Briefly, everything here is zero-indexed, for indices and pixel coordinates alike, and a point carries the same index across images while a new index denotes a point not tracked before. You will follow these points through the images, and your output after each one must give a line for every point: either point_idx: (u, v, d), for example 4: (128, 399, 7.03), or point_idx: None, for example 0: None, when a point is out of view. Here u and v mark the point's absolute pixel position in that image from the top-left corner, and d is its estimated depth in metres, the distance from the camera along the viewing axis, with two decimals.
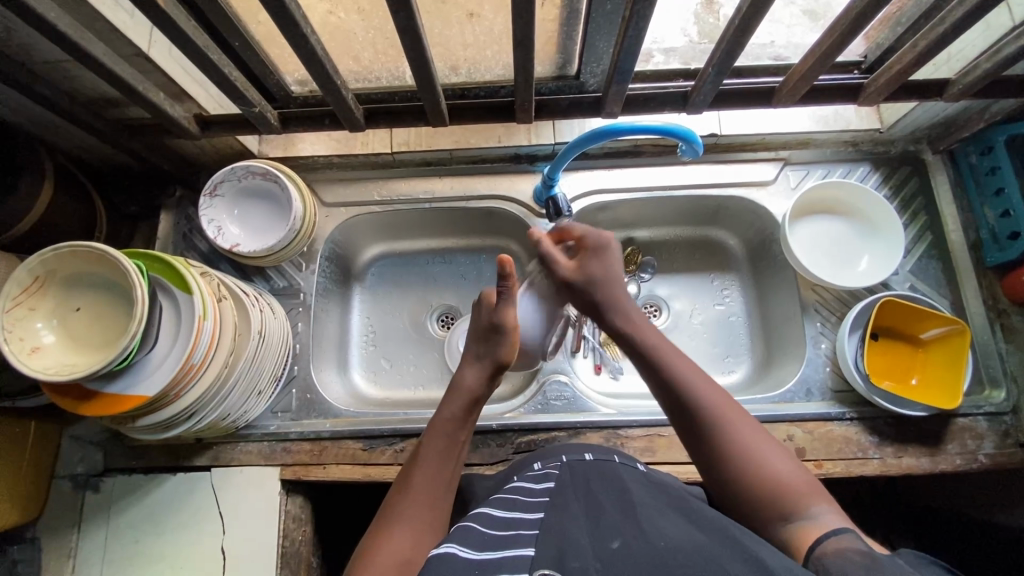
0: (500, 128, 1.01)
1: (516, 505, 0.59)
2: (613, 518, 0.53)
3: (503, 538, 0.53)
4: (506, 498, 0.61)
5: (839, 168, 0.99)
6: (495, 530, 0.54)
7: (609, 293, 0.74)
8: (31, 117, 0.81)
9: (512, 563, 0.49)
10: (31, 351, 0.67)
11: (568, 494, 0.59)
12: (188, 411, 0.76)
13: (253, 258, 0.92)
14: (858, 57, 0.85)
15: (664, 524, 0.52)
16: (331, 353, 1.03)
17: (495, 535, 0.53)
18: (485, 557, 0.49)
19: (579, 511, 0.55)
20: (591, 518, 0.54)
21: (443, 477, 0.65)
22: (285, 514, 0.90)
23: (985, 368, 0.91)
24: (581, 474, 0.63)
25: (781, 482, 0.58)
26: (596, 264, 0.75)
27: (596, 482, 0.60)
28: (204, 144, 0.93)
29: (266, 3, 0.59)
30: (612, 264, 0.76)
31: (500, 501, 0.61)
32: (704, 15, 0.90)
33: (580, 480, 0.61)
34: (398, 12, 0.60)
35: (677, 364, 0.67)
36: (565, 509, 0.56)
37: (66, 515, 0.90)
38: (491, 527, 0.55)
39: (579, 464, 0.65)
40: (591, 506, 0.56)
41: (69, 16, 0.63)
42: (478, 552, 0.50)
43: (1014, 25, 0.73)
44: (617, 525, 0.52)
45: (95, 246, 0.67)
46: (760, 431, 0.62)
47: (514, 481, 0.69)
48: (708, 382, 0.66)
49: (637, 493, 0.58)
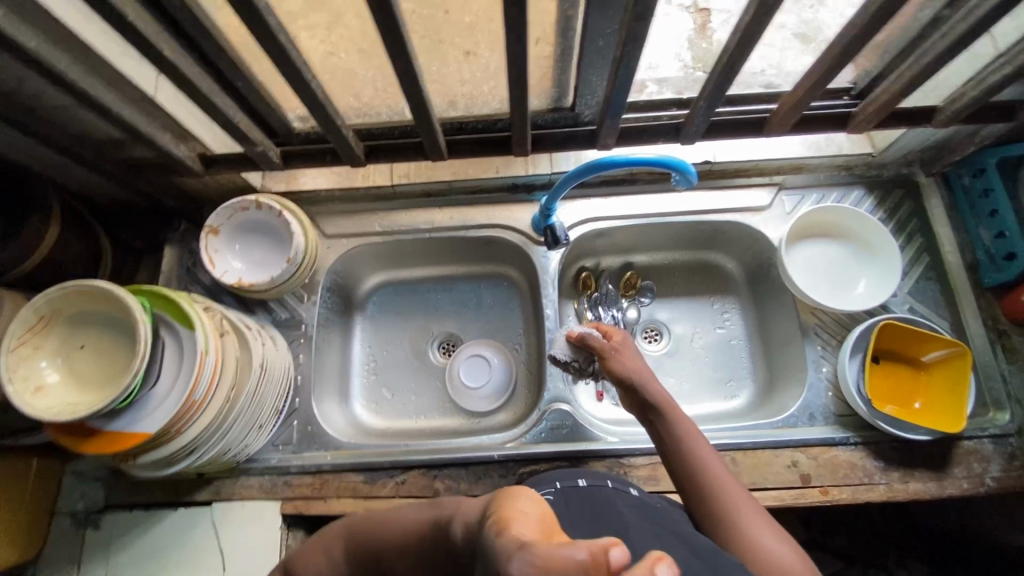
0: (498, 158, 1.03)
1: None
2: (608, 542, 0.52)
3: None
4: None
5: (833, 192, 1.00)
6: None
7: (645, 374, 0.78)
8: (38, 158, 0.83)
9: None
10: (35, 390, 0.68)
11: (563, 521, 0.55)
12: (188, 446, 0.76)
13: (257, 291, 0.93)
14: (848, 84, 0.87)
15: (658, 549, 0.52)
16: (332, 384, 1.03)
17: None
18: None
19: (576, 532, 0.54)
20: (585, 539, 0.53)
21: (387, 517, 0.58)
22: (286, 549, 0.89)
23: (988, 390, 0.90)
24: (575, 497, 0.61)
25: (772, 563, 0.60)
26: (627, 362, 0.80)
27: (591, 507, 0.59)
28: (208, 181, 0.96)
29: (267, 51, 0.61)
30: (637, 357, 0.82)
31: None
32: (697, 40, 0.90)
33: (574, 501, 0.59)
34: (396, 57, 0.63)
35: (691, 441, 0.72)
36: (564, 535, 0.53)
37: (67, 553, 0.89)
38: None
39: (574, 490, 0.62)
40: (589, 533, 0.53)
41: (77, 64, 0.65)
42: None
43: (999, 53, 0.74)
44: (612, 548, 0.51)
45: (100, 285, 0.68)
46: (764, 516, 0.66)
47: None
48: (715, 458, 0.71)
49: (632, 520, 0.57)
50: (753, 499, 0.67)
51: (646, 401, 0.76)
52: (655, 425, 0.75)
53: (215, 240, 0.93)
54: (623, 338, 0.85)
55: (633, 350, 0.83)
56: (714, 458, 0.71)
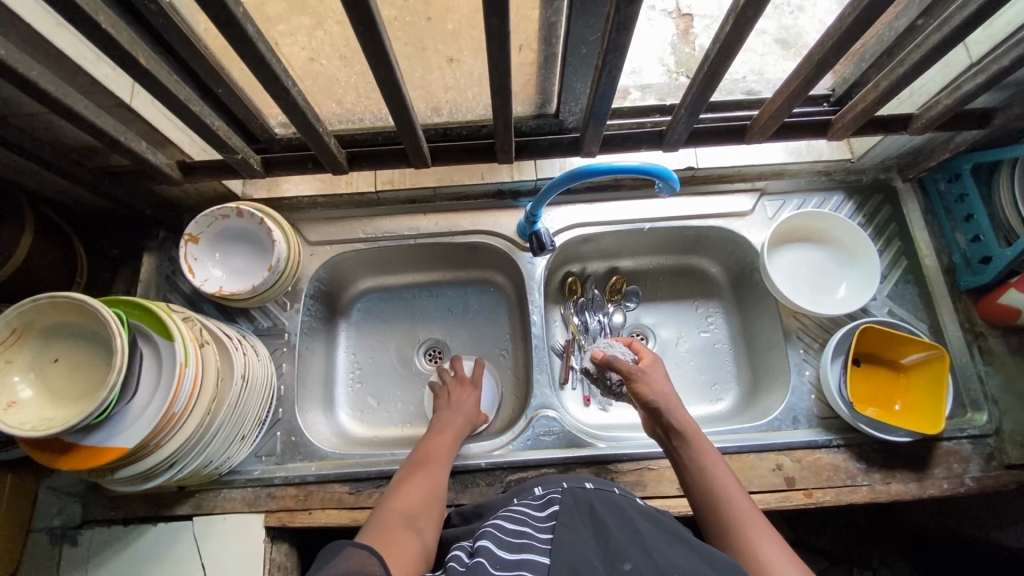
0: (484, 165, 1.02)
1: (525, 523, 0.60)
2: (620, 541, 0.54)
3: (518, 544, 0.55)
4: (512, 515, 0.62)
5: (813, 198, 1.02)
6: (510, 538, 0.56)
7: (668, 400, 0.79)
8: (11, 167, 0.81)
9: (531, 564, 0.52)
10: (8, 406, 0.66)
11: (573, 517, 0.59)
12: (168, 460, 0.74)
13: (238, 300, 0.91)
14: (827, 91, 0.90)
15: (671, 553, 0.53)
16: (316, 393, 1.02)
17: (511, 542, 0.56)
18: (506, 558, 0.53)
19: (587, 535, 0.56)
20: (600, 541, 0.54)
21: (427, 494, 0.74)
22: (269, 563, 0.87)
23: (966, 392, 0.92)
24: (582, 497, 0.62)
25: None
26: (656, 388, 0.81)
27: (600, 507, 0.60)
28: (188, 188, 0.94)
29: (245, 58, 0.60)
30: (663, 379, 0.84)
31: (506, 518, 0.62)
32: (680, 46, 0.99)
33: (583, 503, 0.61)
34: (377, 65, 0.62)
35: (715, 467, 0.72)
36: (574, 532, 0.56)
37: (42, 572, 0.87)
38: (506, 534, 0.57)
39: (581, 490, 0.64)
40: (600, 529, 0.56)
41: (49, 72, 0.64)
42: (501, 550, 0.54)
43: (972, 63, 0.76)
44: (627, 547, 0.53)
45: (74, 296, 0.66)
46: (778, 540, 0.63)
47: (514, 505, 0.68)
48: (736, 487, 0.70)
49: (642, 523, 0.57)
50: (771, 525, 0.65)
51: (670, 424, 0.77)
52: (676, 448, 0.76)
53: (195, 248, 0.91)
54: (652, 364, 0.85)
55: (662, 374, 0.85)
56: (737, 487, 0.70)
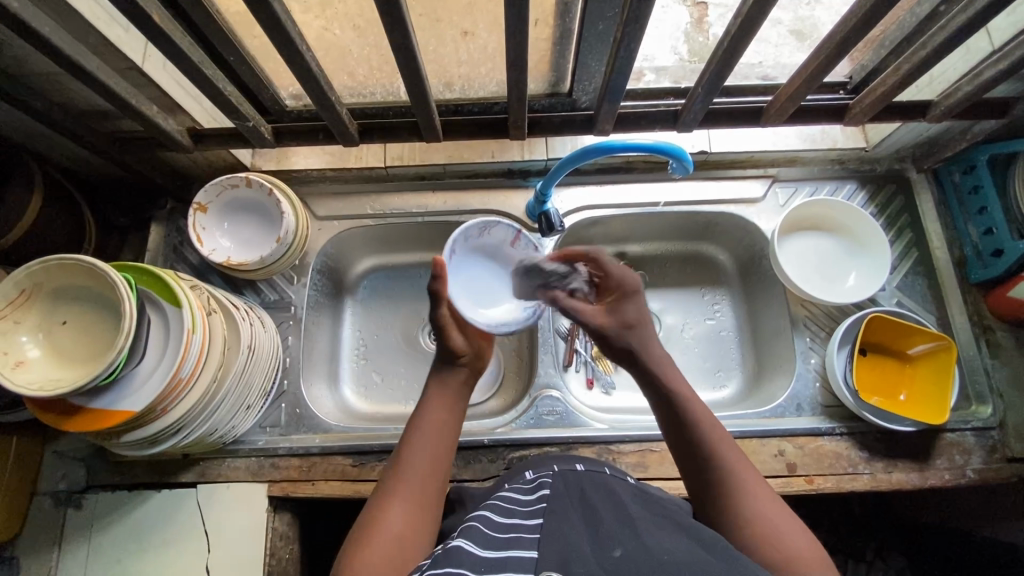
0: (494, 143, 1.02)
1: (514, 513, 0.59)
2: (611, 527, 0.53)
3: (506, 539, 0.54)
4: (499, 504, 0.62)
5: (826, 186, 1.01)
6: (499, 533, 0.55)
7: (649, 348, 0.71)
8: (21, 129, 0.80)
9: (517, 563, 0.50)
10: (16, 365, 0.66)
11: (563, 503, 0.58)
12: (174, 426, 0.74)
13: (245, 271, 0.92)
14: (843, 78, 0.87)
15: (662, 536, 0.52)
16: (321, 367, 1.02)
17: (499, 537, 0.55)
18: (490, 556, 0.52)
19: (577, 520, 0.55)
20: (590, 527, 0.53)
21: (421, 496, 0.63)
22: (271, 531, 0.88)
23: (972, 384, 0.91)
24: (574, 482, 0.62)
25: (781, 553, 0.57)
26: (637, 328, 0.72)
27: (590, 490, 0.60)
28: (197, 157, 0.94)
29: (261, 20, 0.59)
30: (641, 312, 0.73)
31: (495, 507, 0.61)
32: (694, 34, 0.95)
33: (575, 489, 0.60)
34: (393, 33, 0.61)
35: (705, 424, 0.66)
36: (564, 517, 0.55)
37: (47, 534, 0.88)
38: (495, 527, 0.56)
39: (572, 474, 0.64)
40: (589, 514, 0.55)
41: (62, 30, 0.63)
42: (482, 549, 0.53)
43: (994, 49, 0.75)
44: (617, 532, 0.52)
45: (83, 258, 0.66)
46: (775, 502, 0.61)
47: (505, 489, 0.68)
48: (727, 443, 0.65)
49: (633, 507, 0.57)
50: (766, 484, 0.63)
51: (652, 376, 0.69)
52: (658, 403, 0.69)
53: (203, 217, 0.91)
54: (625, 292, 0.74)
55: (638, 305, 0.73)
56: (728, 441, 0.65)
